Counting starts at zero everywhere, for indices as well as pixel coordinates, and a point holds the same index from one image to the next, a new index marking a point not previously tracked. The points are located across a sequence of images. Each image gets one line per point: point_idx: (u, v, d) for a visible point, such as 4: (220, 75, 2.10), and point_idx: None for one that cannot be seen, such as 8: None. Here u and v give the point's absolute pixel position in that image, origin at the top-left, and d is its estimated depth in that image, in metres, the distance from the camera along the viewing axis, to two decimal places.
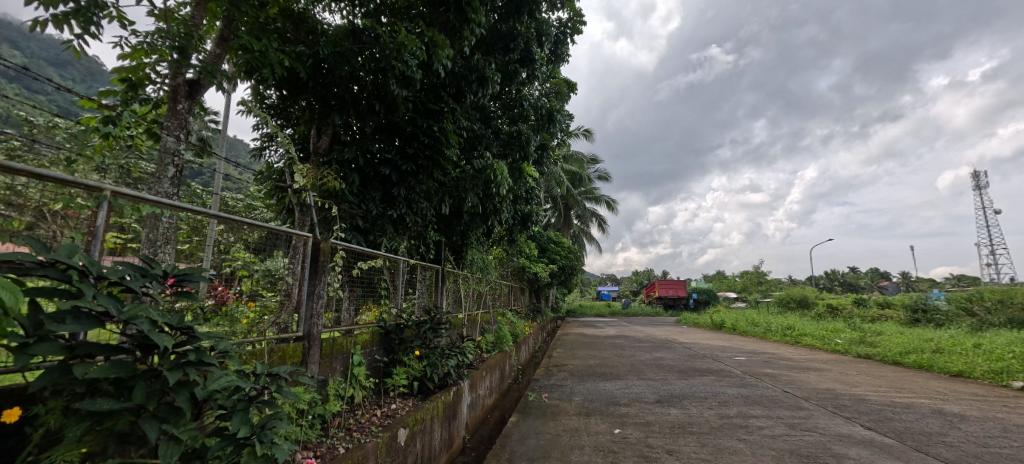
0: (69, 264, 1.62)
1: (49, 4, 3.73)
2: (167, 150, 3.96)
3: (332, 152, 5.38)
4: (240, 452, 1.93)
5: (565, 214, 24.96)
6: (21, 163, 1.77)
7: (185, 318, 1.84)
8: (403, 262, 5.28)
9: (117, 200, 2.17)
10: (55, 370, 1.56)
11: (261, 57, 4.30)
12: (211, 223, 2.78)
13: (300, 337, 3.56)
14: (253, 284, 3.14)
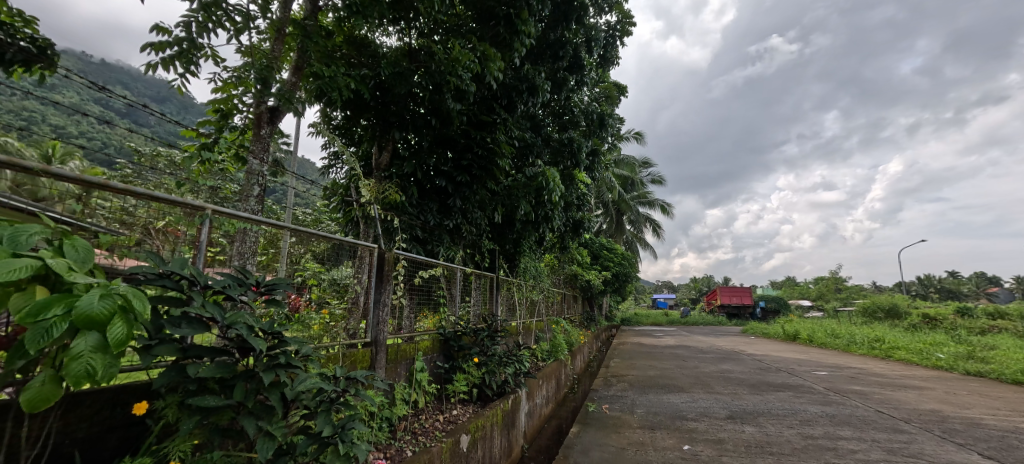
0: (182, 274, 1.84)
1: (158, 50, 4.29)
2: (254, 172, 4.40)
3: (393, 167, 5.68)
4: (324, 450, 2.07)
5: (618, 220, 24.37)
6: (143, 188, 2.06)
7: (275, 325, 2.01)
8: (459, 270, 5.42)
9: (217, 217, 2.46)
10: (172, 369, 1.77)
11: (331, 81, 4.63)
12: (285, 236, 3.03)
13: (368, 342, 3.76)
14: (323, 292, 3.28)
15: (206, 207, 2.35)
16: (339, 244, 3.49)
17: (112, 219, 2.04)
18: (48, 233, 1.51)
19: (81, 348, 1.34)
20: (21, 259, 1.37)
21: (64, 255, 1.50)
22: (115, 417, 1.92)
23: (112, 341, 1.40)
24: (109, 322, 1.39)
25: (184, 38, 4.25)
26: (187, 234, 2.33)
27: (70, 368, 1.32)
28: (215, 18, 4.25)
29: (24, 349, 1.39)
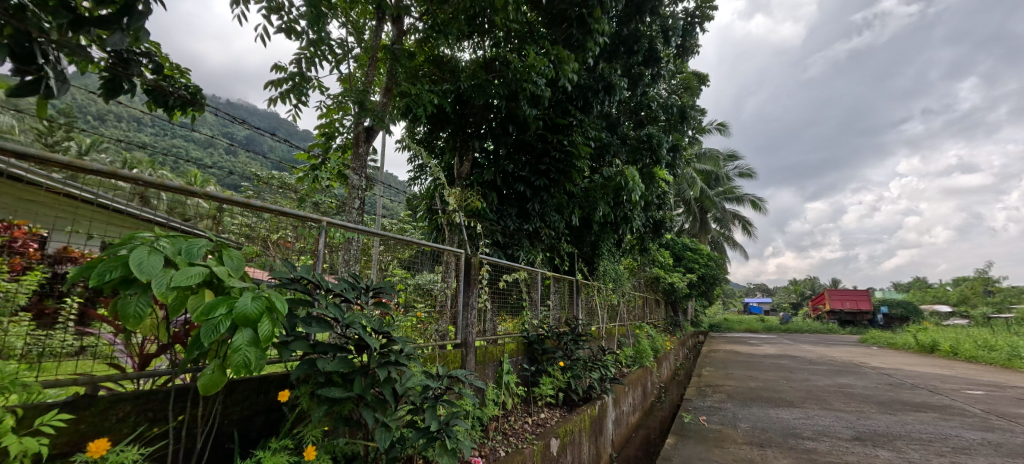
0: (309, 279, 2.10)
1: (276, 85, 4.93)
2: (355, 187, 4.86)
3: (473, 175, 5.89)
4: (432, 444, 2.23)
5: (703, 218, 22.75)
6: (276, 206, 2.42)
7: (384, 325, 2.21)
8: (539, 274, 5.45)
9: (331, 228, 2.82)
10: (305, 363, 2.02)
11: (417, 98, 4.92)
12: (380, 244, 3.32)
13: (458, 344, 3.92)
14: (409, 296, 3.47)
15: (322, 219, 2.71)
16: (420, 250, 3.67)
17: (240, 234, 2.38)
18: (211, 245, 1.80)
19: (239, 342, 1.58)
20: (195, 267, 1.66)
21: (223, 263, 1.78)
22: (259, 403, 2.26)
23: (261, 336, 1.63)
24: (258, 321, 1.63)
25: (296, 72, 4.84)
26: (308, 244, 2.70)
27: (232, 359, 1.56)
28: (320, 52, 4.78)
29: (199, 342, 1.67)
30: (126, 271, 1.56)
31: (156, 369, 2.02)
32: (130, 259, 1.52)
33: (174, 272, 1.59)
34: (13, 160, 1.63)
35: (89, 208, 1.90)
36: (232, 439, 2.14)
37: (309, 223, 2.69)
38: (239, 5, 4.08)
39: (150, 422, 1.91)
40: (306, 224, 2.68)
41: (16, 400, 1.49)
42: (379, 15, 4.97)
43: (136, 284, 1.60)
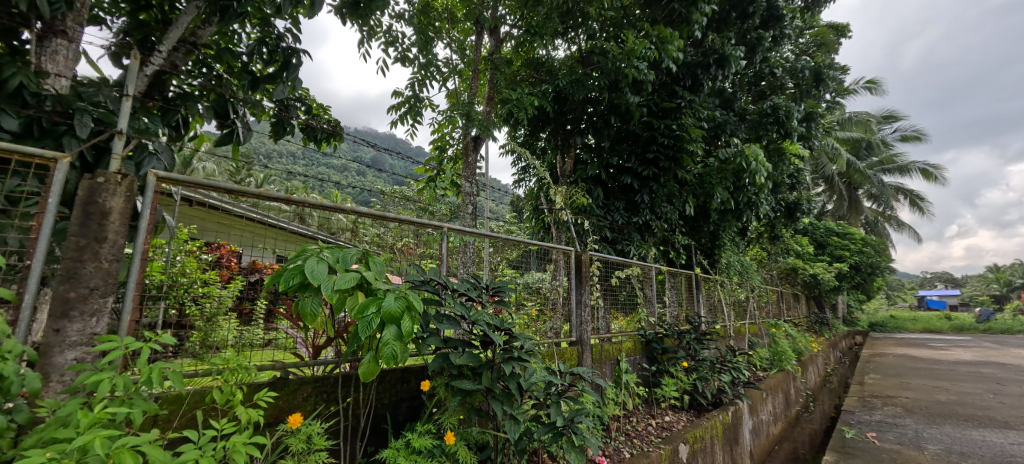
0: (438, 281, 2.33)
1: (395, 108, 5.52)
2: (468, 194, 5.23)
3: (577, 172, 5.82)
4: (559, 439, 2.31)
5: (851, 196, 19.32)
6: (405, 215, 2.73)
7: (505, 322, 2.38)
8: (653, 269, 5.18)
9: (451, 234, 3.06)
10: (440, 357, 2.24)
11: (518, 102, 5.05)
12: (492, 246, 3.53)
13: (573, 341, 3.91)
14: (520, 294, 3.58)
15: (443, 226, 2.96)
16: (527, 249, 3.77)
17: (375, 244, 2.73)
18: (359, 253, 2.10)
19: (387, 337, 1.84)
20: (351, 273, 1.96)
21: (370, 269, 2.07)
22: (403, 390, 2.60)
23: (404, 332, 1.87)
24: (401, 318, 1.88)
25: (411, 95, 5.36)
26: (433, 249, 2.99)
27: (383, 352, 1.81)
28: (429, 73, 5.22)
29: (357, 338, 1.97)
30: (303, 277, 1.91)
31: (324, 358, 2.48)
32: (305, 268, 1.86)
33: (336, 278, 1.89)
34: (222, 193, 2.10)
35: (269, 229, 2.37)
36: (385, 421, 2.50)
37: (433, 229, 2.97)
38: (363, 44, 4.67)
39: (326, 402, 2.29)
40: (429, 231, 2.97)
41: (241, 378, 1.92)
42: (479, 29, 5.24)
43: (310, 288, 1.94)
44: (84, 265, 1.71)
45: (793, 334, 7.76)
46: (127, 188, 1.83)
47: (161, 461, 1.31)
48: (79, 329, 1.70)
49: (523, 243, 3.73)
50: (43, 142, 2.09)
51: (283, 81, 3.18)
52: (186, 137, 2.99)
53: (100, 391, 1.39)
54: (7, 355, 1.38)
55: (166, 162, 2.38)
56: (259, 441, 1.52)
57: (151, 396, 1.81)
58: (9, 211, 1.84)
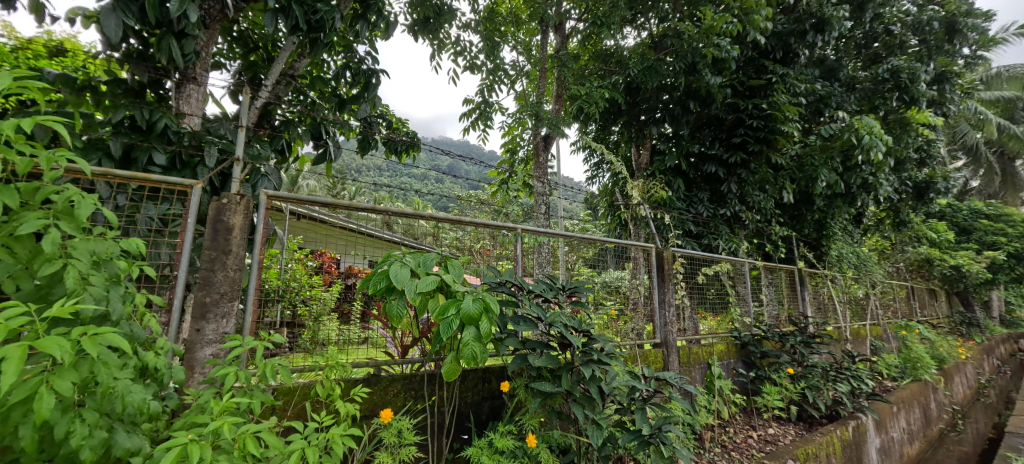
0: (513, 282, 2.32)
1: (467, 115, 5.66)
2: (540, 194, 5.18)
3: (654, 164, 5.39)
4: (646, 448, 2.16)
5: (1002, 171, 16.05)
6: (479, 218, 2.75)
7: (583, 323, 2.30)
8: (746, 265, 4.69)
9: (525, 235, 3.02)
10: (519, 357, 2.20)
11: (588, 97, 4.89)
12: (567, 246, 3.44)
13: (657, 343, 3.67)
14: (598, 294, 3.45)
15: (516, 227, 2.93)
16: (604, 247, 3.62)
17: (453, 247, 2.79)
18: (438, 257, 2.14)
19: (467, 338, 1.88)
20: (430, 276, 2.01)
21: (449, 272, 2.10)
22: (485, 390, 2.62)
23: (482, 333, 1.89)
24: (479, 319, 1.90)
25: (480, 100, 5.45)
26: (508, 250, 2.97)
27: (464, 352, 1.86)
28: (497, 78, 5.27)
29: (438, 338, 2.02)
30: (389, 281, 2.00)
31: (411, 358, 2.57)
32: (389, 273, 1.94)
33: (417, 281, 1.94)
34: (319, 206, 2.27)
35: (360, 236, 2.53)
36: (468, 419, 2.54)
37: (507, 231, 2.96)
38: (433, 57, 4.85)
39: (413, 398, 2.38)
40: (504, 232, 2.97)
41: (341, 375, 2.07)
42: (544, 28, 5.19)
43: (395, 291, 2.02)
44: (215, 274, 1.98)
45: (929, 337, 6.58)
46: (245, 206, 2.09)
47: (277, 449, 1.39)
48: (214, 329, 1.94)
49: (599, 241, 3.58)
50: (184, 173, 2.48)
51: (365, 101, 3.57)
52: (290, 159, 3.34)
53: (227, 382, 1.51)
54: (161, 350, 1.54)
55: (275, 183, 2.73)
56: (355, 434, 1.54)
57: (268, 388, 2.00)
58: (161, 230, 2.17)
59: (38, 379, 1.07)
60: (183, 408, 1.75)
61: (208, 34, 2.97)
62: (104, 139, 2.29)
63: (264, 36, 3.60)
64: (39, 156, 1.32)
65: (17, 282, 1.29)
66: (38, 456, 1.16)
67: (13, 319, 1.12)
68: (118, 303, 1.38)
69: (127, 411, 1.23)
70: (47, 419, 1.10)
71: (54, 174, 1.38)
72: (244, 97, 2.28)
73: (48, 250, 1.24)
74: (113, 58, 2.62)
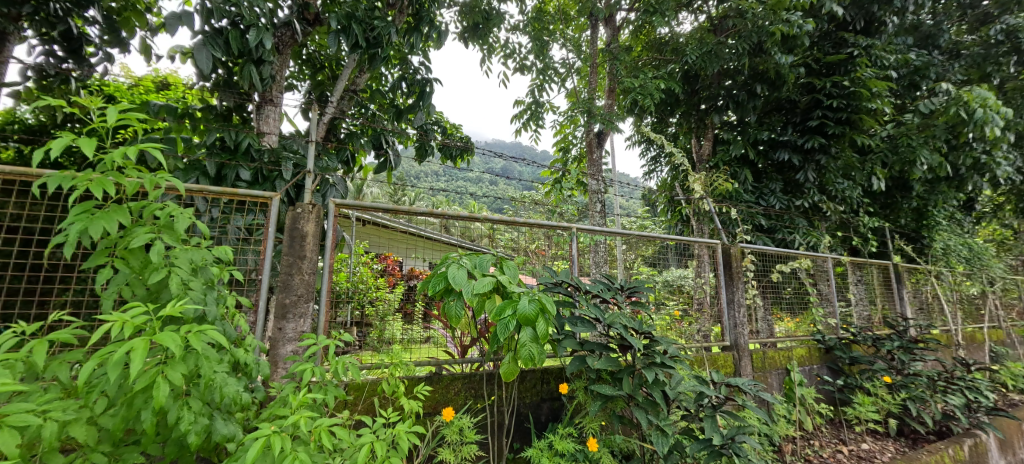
0: (570, 282, 2.27)
1: (518, 117, 5.67)
2: (595, 192, 5.06)
3: (717, 154, 5.03)
4: (719, 460, 2.00)
5: None
6: (533, 218, 2.70)
7: (645, 324, 2.20)
8: (830, 260, 4.25)
9: (581, 233, 2.92)
10: (577, 359, 2.14)
11: (642, 89, 4.69)
12: (625, 245, 3.32)
13: (727, 346, 3.42)
14: (660, 294, 3.29)
15: (571, 225, 2.83)
16: (665, 245, 3.45)
17: (508, 248, 2.77)
18: (493, 258, 2.14)
19: (524, 339, 1.86)
20: (487, 277, 2.00)
21: (504, 273, 2.10)
22: (545, 391, 2.58)
23: (539, 334, 1.88)
24: (536, 321, 1.88)
25: (531, 101, 5.44)
26: (563, 250, 2.89)
27: (521, 353, 1.85)
28: (547, 77, 5.23)
29: (496, 340, 2.02)
30: (447, 283, 2.02)
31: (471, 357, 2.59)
32: (447, 274, 1.96)
33: (474, 282, 1.95)
34: (382, 212, 2.35)
35: (420, 239, 2.60)
36: (528, 420, 2.51)
37: (563, 230, 2.89)
38: (484, 62, 4.90)
39: (474, 397, 2.40)
40: (559, 232, 2.91)
41: (405, 373, 2.06)
42: (594, 22, 5.08)
43: (453, 292, 2.04)
44: (293, 277, 2.12)
45: None
46: (317, 214, 2.23)
47: (348, 442, 1.37)
48: (294, 328, 2.08)
49: (660, 239, 3.41)
50: (265, 186, 2.69)
51: (421, 109, 3.75)
52: (354, 168, 3.51)
53: (305, 377, 1.54)
54: (249, 347, 1.65)
55: (342, 191, 2.88)
56: (419, 431, 1.51)
57: (340, 385, 2.11)
58: (246, 238, 2.37)
59: (156, 369, 1.17)
60: (269, 400, 1.88)
61: (280, 59, 3.20)
62: (201, 160, 2.56)
63: (328, 57, 3.82)
64: (146, 176, 1.47)
65: (132, 289, 1.44)
66: (155, 440, 1.28)
67: (133, 316, 1.23)
68: (213, 304, 1.50)
69: (224, 401, 1.33)
70: (161, 406, 1.20)
71: (159, 192, 1.52)
72: (312, 114, 2.44)
73: (155, 259, 1.38)
74: (205, 87, 2.92)
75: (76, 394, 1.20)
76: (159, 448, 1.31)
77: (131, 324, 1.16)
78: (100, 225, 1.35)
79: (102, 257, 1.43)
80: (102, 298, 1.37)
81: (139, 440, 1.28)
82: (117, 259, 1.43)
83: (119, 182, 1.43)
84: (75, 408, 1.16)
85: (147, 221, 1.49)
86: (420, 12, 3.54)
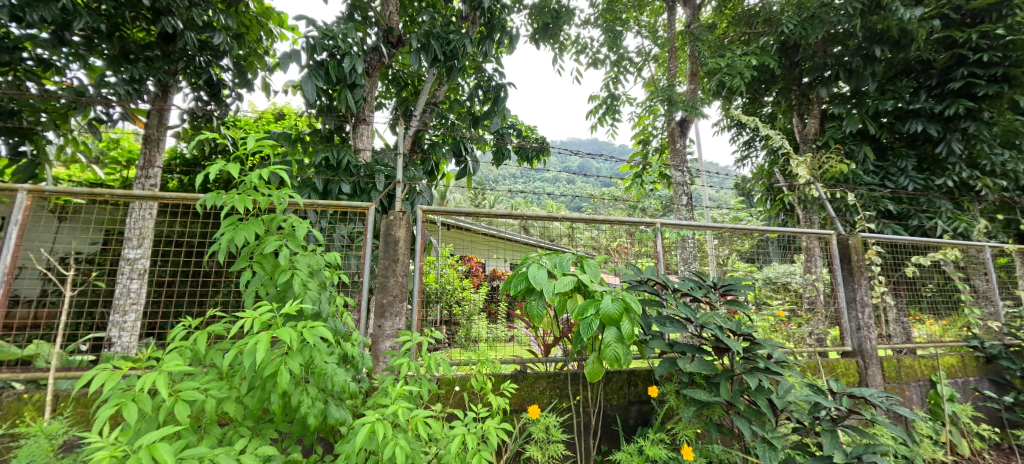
0: (656, 280, 2.15)
1: (594, 113, 5.54)
2: (680, 183, 4.78)
3: (825, 133, 4.45)
4: None
5: None
6: (614, 215, 2.60)
7: (744, 325, 2.00)
8: (987, 249, 3.51)
9: (666, 229, 2.76)
10: (667, 361, 2.01)
11: (730, 69, 4.32)
12: (717, 240, 3.07)
13: (849, 352, 2.97)
14: (760, 292, 2.99)
15: (655, 221, 2.68)
16: (765, 238, 3.12)
17: (587, 247, 2.70)
18: (574, 257, 2.09)
19: (609, 339, 1.81)
20: (569, 276, 1.97)
21: (586, 271, 2.05)
22: (633, 394, 2.47)
23: (624, 335, 1.81)
24: (621, 320, 1.81)
25: (606, 95, 5.29)
26: (648, 247, 2.75)
27: (606, 354, 1.80)
28: (622, 68, 5.06)
29: (580, 339, 1.98)
30: (529, 282, 2.02)
31: (554, 357, 2.56)
32: (528, 274, 1.96)
33: (555, 282, 1.92)
34: (464, 216, 2.42)
35: (502, 240, 2.65)
36: (616, 424, 2.43)
37: (646, 226, 2.75)
38: (557, 61, 4.88)
39: (559, 397, 2.38)
40: (641, 229, 2.77)
41: (491, 370, 2.06)
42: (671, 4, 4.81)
43: (535, 291, 2.04)
44: (389, 279, 2.28)
45: None
46: (407, 220, 2.36)
47: (441, 433, 1.41)
48: (391, 326, 2.24)
49: (757, 232, 3.11)
50: (363, 197, 2.94)
51: (496, 114, 3.83)
52: (438, 176, 3.69)
53: (403, 371, 1.62)
54: (357, 342, 1.79)
55: (429, 198, 3.04)
56: (508, 427, 1.51)
57: (433, 381, 2.21)
58: (350, 245, 2.59)
59: (279, 359, 1.30)
60: (371, 391, 2.03)
61: (371, 81, 3.48)
62: (311, 177, 2.87)
63: (411, 74, 4.06)
64: (275, 192, 1.66)
65: (266, 289, 1.64)
66: (284, 420, 1.44)
67: (263, 312, 1.38)
68: (327, 303, 1.66)
69: (336, 388, 1.46)
70: (286, 390, 1.35)
71: (284, 206, 1.72)
72: (397, 127, 2.60)
73: (283, 263, 1.56)
74: (312, 113, 3.27)
75: (227, 378, 1.39)
76: (288, 427, 1.47)
77: (261, 320, 1.31)
78: (244, 235, 1.56)
79: (244, 261, 1.66)
80: (244, 296, 1.58)
81: (273, 418, 1.46)
82: (255, 263, 1.64)
83: (256, 198, 1.64)
84: (227, 387, 1.35)
85: (276, 229, 1.69)
86: (492, 19, 3.63)
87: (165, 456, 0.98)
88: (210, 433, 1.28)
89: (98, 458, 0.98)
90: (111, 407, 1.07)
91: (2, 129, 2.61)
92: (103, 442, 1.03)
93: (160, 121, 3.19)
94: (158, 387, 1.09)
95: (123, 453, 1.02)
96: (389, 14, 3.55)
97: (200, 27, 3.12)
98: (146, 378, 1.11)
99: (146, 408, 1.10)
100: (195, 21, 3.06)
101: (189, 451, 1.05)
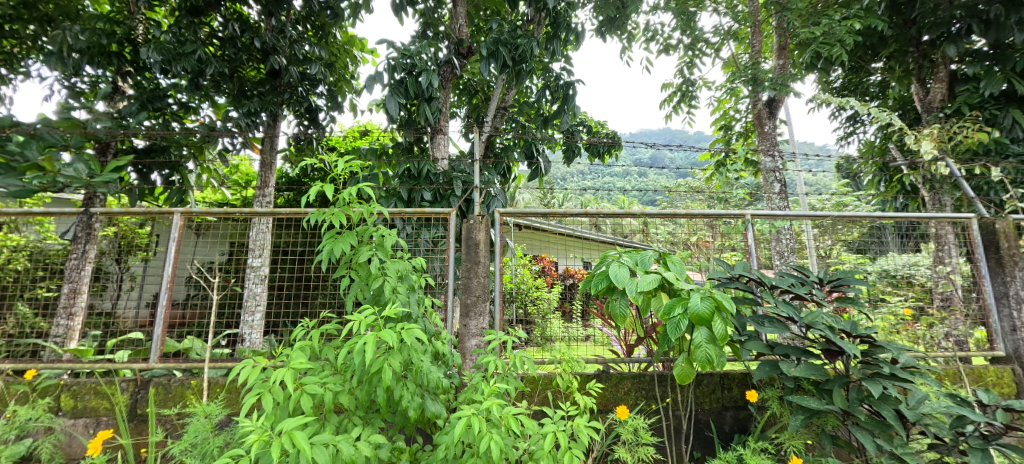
0: (749, 276, 2.00)
1: (668, 102, 5.29)
2: (771, 170, 4.40)
3: (956, 98, 3.80)
4: None
5: None
6: (699, 209, 2.45)
7: (862, 325, 1.79)
8: None
9: (757, 221, 2.55)
10: (767, 364, 1.86)
11: (826, 38, 3.88)
12: (819, 231, 2.77)
13: (1002, 357, 2.51)
14: (876, 287, 2.65)
15: (745, 212, 2.50)
16: (879, 226, 2.76)
17: (667, 243, 2.59)
18: (656, 254, 2.02)
19: (699, 340, 1.73)
20: (653, 274, 1.90)
21: (671, 268, 1.98)
22: (727, 398, 2.33)
23: (717, 335, 1.71)
24: (712, 320, 1.71)
25: (681, 81, 5.03)
26: (738, 241, 2.56)
27: (697, 355, 1.72)
28: (698, 52, 4.78)
29: (667, 340, 1.91)
30: (610, 281, 1.99)
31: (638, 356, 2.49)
32: (609, 273, 1.93)
33: (638, 279, 1.87)
34: (540, 217, 2.44)
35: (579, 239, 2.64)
36: (709, 427, 2.30)
37: (735, 219, 2.56)
38: (625, 52, 4.75)
39: (646, 398, 2.32)
40: (728, 222, 2.59)
41: (576, 369, 2.06)
42: None
43: (616, 290, 2.00)
44: (472, 280, 2.38)
45: None
46: (486, 224, 2.45)
47: (532, 430, 1.43)
48: (476, 325, 2.33)
49: (868, 219, 2.75)
50: (443, 203, 3.10)
51: (566, 113, 3.82)
52: (511, 179, 3.76)
53: (490, 370, 1.68)
54: (446, 341, 1.89)
55: (503, 201, 3.12)
56: (598, 426, 1.50)
57: (519, 379, 2.27)
58: (434, 249, 2.74)
59: (382, 358, 1.42)
60: (462, 386, 2.14)
61: (445, 91, 3.64)
62: (396, 187, 3.08)
63: (481, 81, 4.19)
64: (365, 207, 1.83)
65: (363, 294, 1.81)
66: (388, 411, 1.57)
67: (367, 314, 1.52)
68: (416, 306, 1.79)
69: (431, 384, 1.56)
70: (389, 385, 1.47)
71: (374, 218, 1.88)
72: (470, 135, 2.69)
73: (374, 271, 1.72)
74: (395, 127, 3.51)
75: (341, 372, 1.55)
76: (392, 418, 1.60)
77: (365, 323, 1.43)
78: (341, 247, 1.75)
79: (343, 270, 1.85)
80: (345, 302, 1.76)
81: (378, 409, 1.60)
82: (352, 271, 1.83)
83: (348, 213, 1.81)
84: (341, 381, 1.50)
85: (369, 240, 1.85)
86: (558, 18, 3.63)
87: (300, 443, 1.12)
88: (329, 420, 1.43)
89: (250, 440, 1.14)
90: (254, 396, 1.25)
91: (158, 163, 3.16)
92: (252, 427, 1.21)
93: (272, 146, 3.62)
94: (289, 381, 1.25)
95: (268, 436, 1.19)
96: (459, 27, 3.70)
97: (300, 61, 3.51)
98: (279, 373, 1.28)
99: (280, 398, 1.27)
100: (295, 56, 3.46)
101: (318, 438, 1.19)
